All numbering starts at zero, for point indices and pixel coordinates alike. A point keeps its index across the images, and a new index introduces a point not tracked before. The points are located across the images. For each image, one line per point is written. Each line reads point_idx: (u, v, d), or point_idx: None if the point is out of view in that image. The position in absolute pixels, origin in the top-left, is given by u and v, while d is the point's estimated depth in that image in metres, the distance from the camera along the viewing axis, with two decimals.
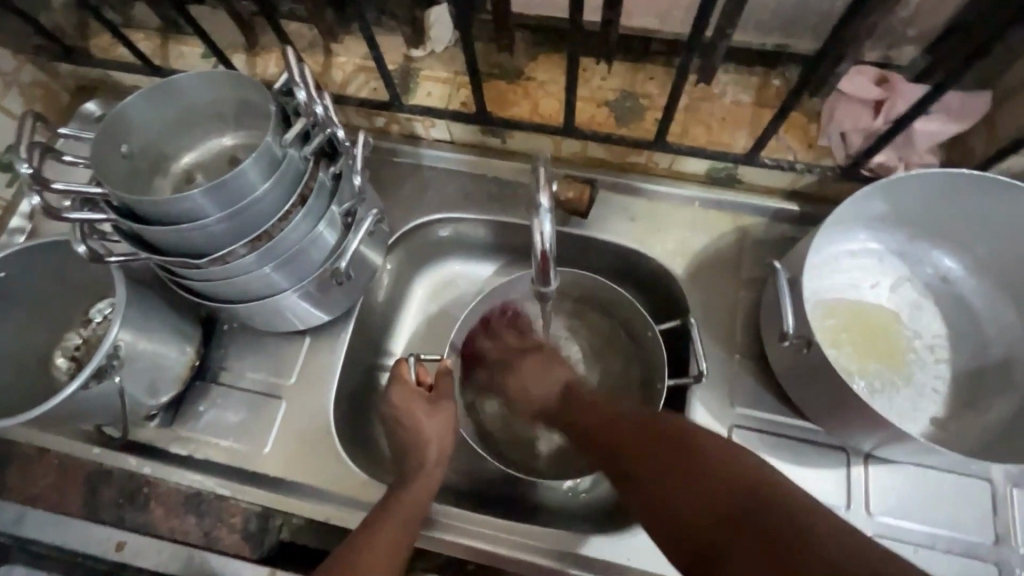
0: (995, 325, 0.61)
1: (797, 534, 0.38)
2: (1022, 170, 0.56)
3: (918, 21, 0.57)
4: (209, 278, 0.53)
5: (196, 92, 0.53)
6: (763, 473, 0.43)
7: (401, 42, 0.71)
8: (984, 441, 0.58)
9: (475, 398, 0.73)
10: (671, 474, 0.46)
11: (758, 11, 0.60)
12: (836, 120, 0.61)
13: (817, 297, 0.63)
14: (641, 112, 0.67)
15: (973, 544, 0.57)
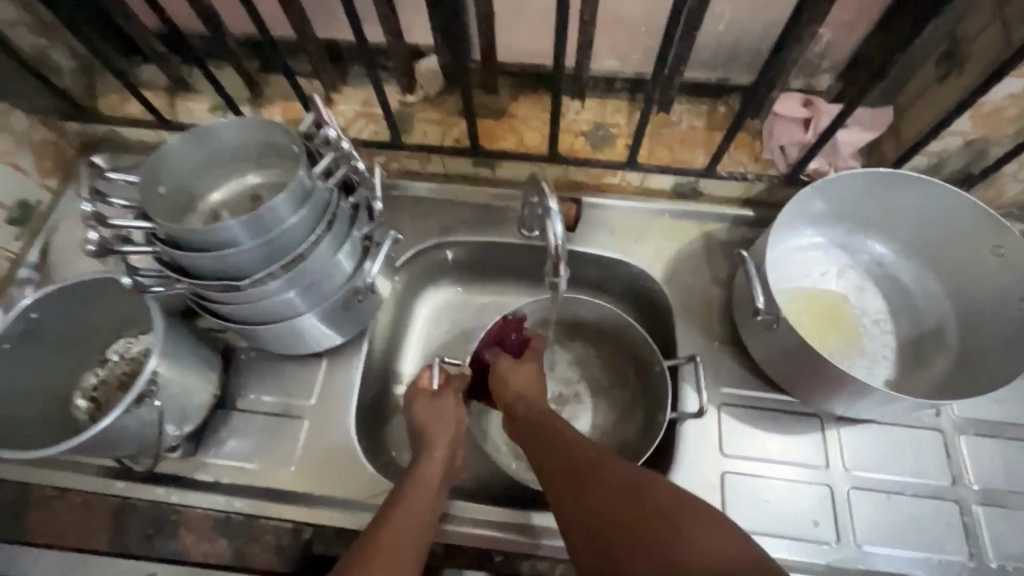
0: (926, 298, 0.72)
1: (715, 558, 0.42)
2: (927, 168, 0.69)
3: (829, 54, 0.70)
4: (242, 301, 0.58)
5: (227, 137, 0.59)
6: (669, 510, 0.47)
7: (396, 89, 0.80)
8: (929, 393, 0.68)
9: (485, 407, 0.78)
10: (592, 491, 0.51)
11: (702, 51, 0.72)
12: (775, 135, 0.73)
13: (778, 287, 0.72)
14: (613, 139, 0.77)
15: (935, 487, 0.65)
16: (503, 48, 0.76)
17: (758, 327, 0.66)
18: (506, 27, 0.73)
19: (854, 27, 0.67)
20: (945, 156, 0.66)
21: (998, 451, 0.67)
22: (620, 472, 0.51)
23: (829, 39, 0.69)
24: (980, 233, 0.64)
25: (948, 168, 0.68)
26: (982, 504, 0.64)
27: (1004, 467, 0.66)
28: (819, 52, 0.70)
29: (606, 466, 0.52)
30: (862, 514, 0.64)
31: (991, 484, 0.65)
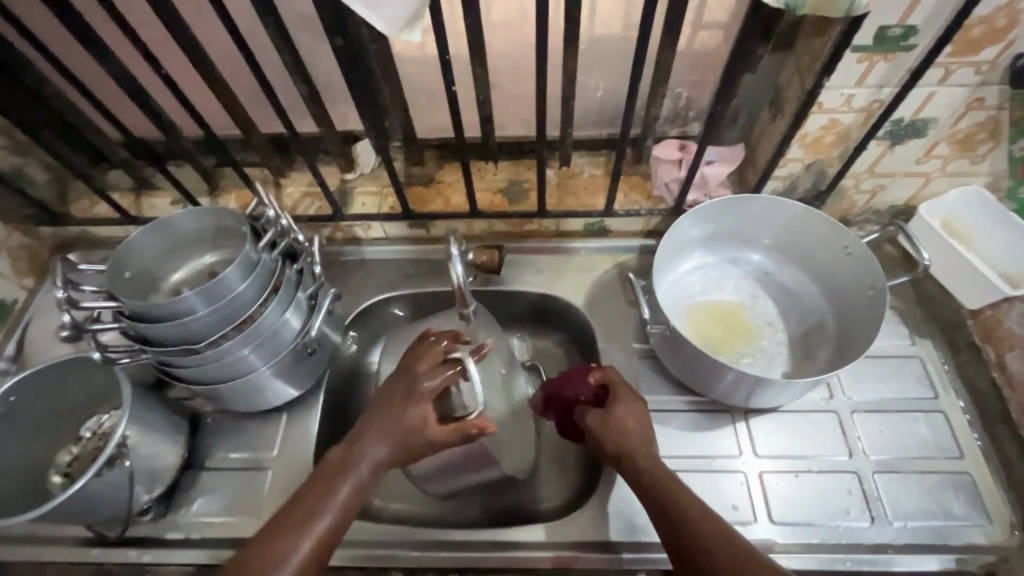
0: (806, 297, 0.83)
1: None
2: (783, 189, 0.82)
3: (692, 106, 0.85)
4: (202, 362, 0.66)
5: (185, 225, 0.69)
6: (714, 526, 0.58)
7: (337, 169, 0.92)
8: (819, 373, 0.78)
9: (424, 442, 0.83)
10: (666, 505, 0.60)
11: (588, 114, 0.87)
12: (658, 175, 0.86)
13: (681, 302, 0.83)
14: (526, 192, 0.90)
15: (836, 461, 0.74)
16: (423, 127, 0.89)
17: (660, 338, 0.75)
18: (423, 110, 0.86)
19: (704, 85, 0.82)
20: (794, 178, 0.80)
21: (887, 424, 0.76)
22: (684, 498, 0.60)
23: (687, 95, 0.84)
24: (830, 238, 0.77)
25: (800, 188, 0.82)
26: (877, 472, 0.73)
27: (893, 437, 0.75)
28: (683, 106, 0.85)
29: (678, 504, 0.60)
30: (774, 493, 0.72)
31: (884, 453, 0.74)
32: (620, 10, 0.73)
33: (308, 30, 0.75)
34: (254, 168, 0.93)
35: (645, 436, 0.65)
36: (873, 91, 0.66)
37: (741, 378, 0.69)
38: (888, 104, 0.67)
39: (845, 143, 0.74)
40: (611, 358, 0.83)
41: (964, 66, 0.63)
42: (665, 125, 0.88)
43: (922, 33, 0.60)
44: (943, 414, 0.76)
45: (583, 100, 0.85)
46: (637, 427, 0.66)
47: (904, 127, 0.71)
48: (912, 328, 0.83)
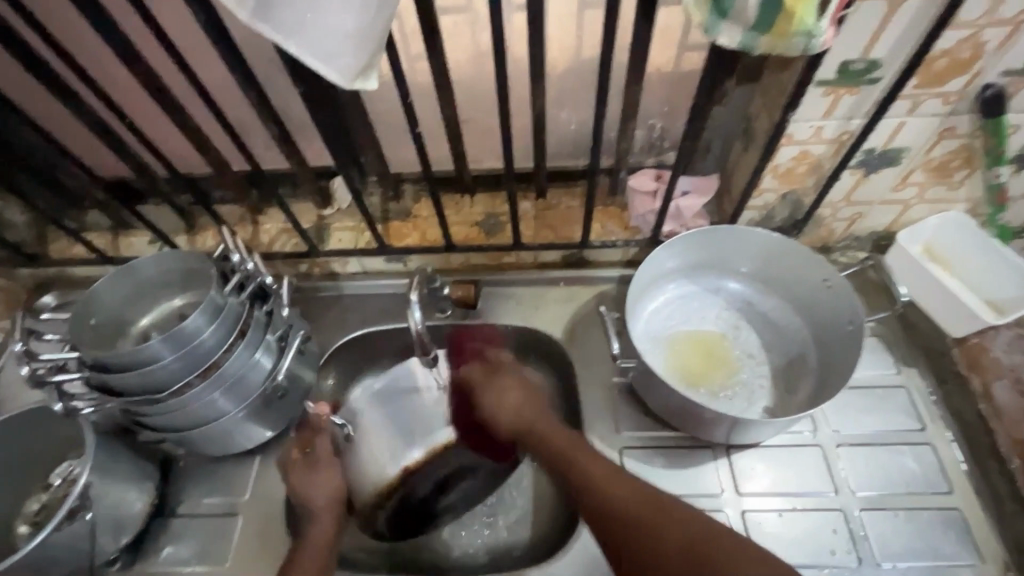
0: (788, 328, 0.82)
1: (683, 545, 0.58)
2: (760, 218, 0.81)
3: (667, 136, 0.84)
4: (168, 410, 0.65)
5: (152, 269, 0.69)
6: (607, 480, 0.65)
7: (313, 205, 0.92)
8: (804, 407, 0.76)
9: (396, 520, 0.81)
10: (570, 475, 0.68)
11: (562, 145, 0.87)
12: (634, 206, 0.85)
13: (660, 334, 0.82)
14: (502, 225, 0.89)
15: (822, 499, 0.71)
16: (399, 162, 0.89)
17: (636, 373, 0.74)
18: (397, 146, 0.86)
19: (677, 116, 0.82)
20: (770, 208, 0.79)
21: (872, 458, 0.74)
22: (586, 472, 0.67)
23: (660, 126, 0.83)
24: (809, 270, 0.76)
25: (778, 217, 0.81)
26: (864, 508, 0.71)
27: (880, 472, 0.73)
28: (657, 136, 0.85)
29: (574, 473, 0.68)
30: (758, 533, 0.70)
31: (870, 488, 0.72)
32: (585, 46, 0.73)
33: (279, 71, 0.76)
34: (231, 206, 0.93)
35: (551, 440, 0.73)
36: (841, 122, 0.66)
37: (719, 417, 0.68)
38: (857, 135, 0.66)
39: (818, 172, 0.73)
40: (589, 393, 0.81)
41: (932, 97, 0.63)
42: (641, 155, 0.87)
43: (885, 67, 0.59)
44: (930, 448, 0.74)
45: (556, 133, 0.85)
46: (541, 429, 0.74)
47: (876, 157, 0.70)
48: (897, 356, 0.81)
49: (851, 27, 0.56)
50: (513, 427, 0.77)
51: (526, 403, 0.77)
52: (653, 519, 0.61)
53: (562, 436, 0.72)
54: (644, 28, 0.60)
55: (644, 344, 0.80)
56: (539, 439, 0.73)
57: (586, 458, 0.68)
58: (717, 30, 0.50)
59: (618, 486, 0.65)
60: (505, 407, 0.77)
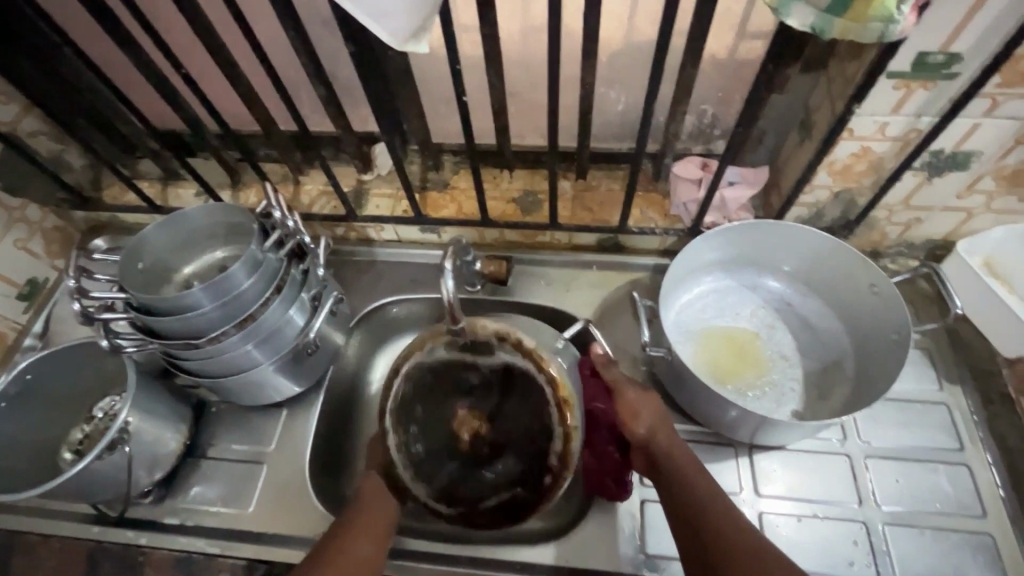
0: (825, 331, 0.79)
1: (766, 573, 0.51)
2: (809, 216, 0.78)
3: (718, 124, 0.81)
4: (204, 357, 0.67)
5: (199, 219, 0.71)
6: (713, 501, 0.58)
7: (354, 170, 0.93)
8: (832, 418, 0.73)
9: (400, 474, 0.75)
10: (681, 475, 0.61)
11: (608, 126, 0.84)
12: (676, 194, 0.82)
13: (692, 325, 0.80)
14: (540, 203, 0.88)
15: (845, 509, 0.69)
16: (442, 132, 0.89)
17: (663, 363, 0.73)
18: (441, 116, 0.86)
19: (730, 103, 0.79)
20: (820, 206, 0.75)
21: (903, 473, 0.71)
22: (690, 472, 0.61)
23: (712, 113, 0.80)
24: (856, 276, 0.73)
25: (827, 216, 0.77)
26: (888, 523, 0.68)
27: (910, 487, 0.70)
28: (707, 123, 0.82)
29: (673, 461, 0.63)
30: (773, 537, 0.68)
31: (897, 504, 0.69)
32: (641, 24, 0.70)
33: (330, 32, 0.75)
34: (276, 164, 0.94)
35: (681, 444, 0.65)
36: (909, 119, 0.62)
37: (745, 416, 0.66)
38: (926, 135, 0.62)
39: (877, 172, 0.69)
40: None
41: (1014, 99, 0.58)
42: (688, 142, 0.84)
43: (967, 62, 0.55)
44: (967, 469, 0.71)
45: (602, 113, 0.82)
46: (675, 445, 0.64)
47: (944, 160, 0.66)
48: (940, 371, 0.77)
49: (933, 18, 0.52)
50: (658, 444, 0.65)
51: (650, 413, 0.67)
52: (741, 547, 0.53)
53: (693, 467, 0.62)
54: (708, 8, 0.57)
55: (676, 336, 0.79)
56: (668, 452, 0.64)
57: (687, 467, 0.62)
58: (787, 12, 0.47)
59: (722, 508, 0.57)
60: (657, 423, 0.66)
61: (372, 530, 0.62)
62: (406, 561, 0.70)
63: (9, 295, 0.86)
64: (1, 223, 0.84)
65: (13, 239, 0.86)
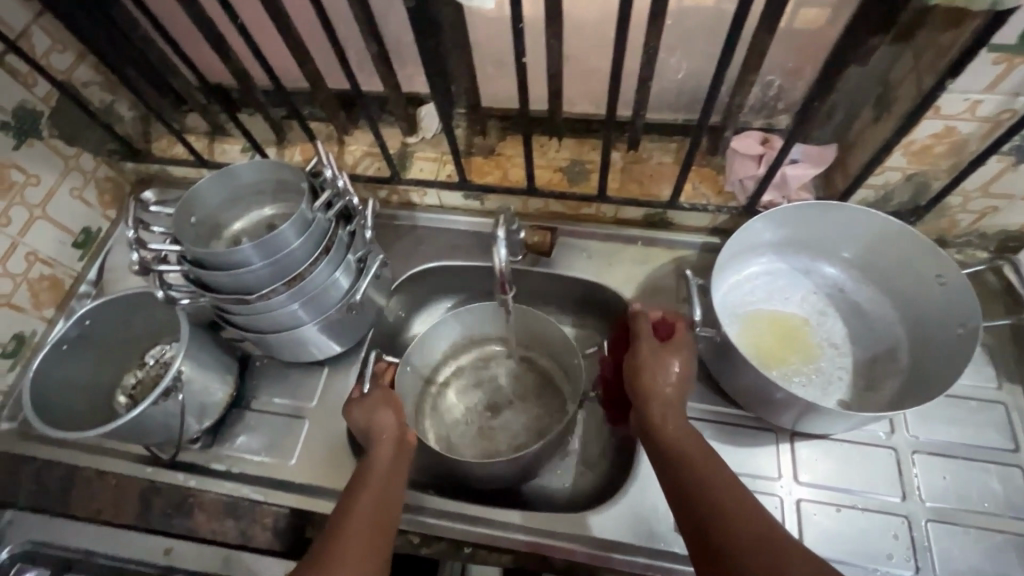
0: (879, 321, 0.76)
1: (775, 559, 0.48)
2: (875, 199, 0.74)
3: (783, 97, 0.77)
4: (254, 312, 0.68)
5: (249, 177, 0.71)
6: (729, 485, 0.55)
7: (399, 132, 0.91)
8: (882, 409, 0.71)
9: (431, 418, 0.85)
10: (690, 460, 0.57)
11: (665, 96, 0.81)
12: (733, 169, 0.79)
13: (739, 306, 0.78)
14: (587, 174, 0.86)
15: (886, 502, 0.68)
16: (491, 96, 0.86)
17: (708, 343, 0.71)
18: (492, 78, 0.83)
19: (799, 75, 0.74)
20: (889, 188, 0.71)
21: (950, 470, 0.69)
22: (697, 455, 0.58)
23: (778, 85, 0.75)
24: (919, 264, 0.69)
25: (896, 199, 0.73)
26: (931, 520, 0.67)
27: (957, 485, 0.69)
28: (771, 96, 0.77)
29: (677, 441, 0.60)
30: (810, 524, 0.67)
31: (942, 501, 0.68)
32: None
33: None
34: (320, 123, 0.93)
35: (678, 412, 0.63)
36: (1005, 98, 0.57)
37: (792, 400, 0.64)
38: (1022, 116, 0.57)
39: (959, 154, 0.65)
40: None
41: None
42: (749, 115, 0.80)
43: None
44: (1020, 471, 0.69)
45: (661, 82, 0.78)
46: (670, 415, 0.62)
47: None
48: (1000, 369, 0.74)
49: None
50: (660, 421, 0.62)
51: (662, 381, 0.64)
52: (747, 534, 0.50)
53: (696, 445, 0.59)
54: None
55: (723, 317, 0.76)
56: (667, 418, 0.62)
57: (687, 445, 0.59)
58: None
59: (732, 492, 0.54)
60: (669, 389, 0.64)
61: (382, 508, 0.60)
62: (425, 517, 0.70)
63: (65, 243, 0.89)
64: (58, 170, 0.86)
65: (68, 187, 0.88)
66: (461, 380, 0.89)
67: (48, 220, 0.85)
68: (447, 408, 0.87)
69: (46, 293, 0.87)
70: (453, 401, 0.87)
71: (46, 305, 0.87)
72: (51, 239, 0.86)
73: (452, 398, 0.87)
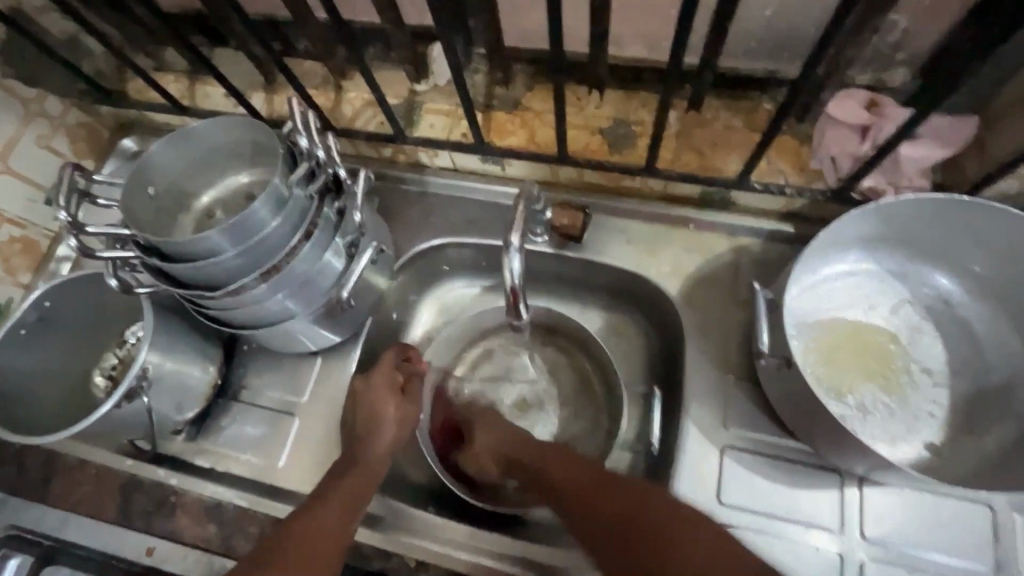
0: (993, 346, 0.60)
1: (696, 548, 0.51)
2: (1019, 192, 0.55)
3: (908, 44, 0.57)
4: (225, 307, 0.58)
5: (217, 137, 0.58)
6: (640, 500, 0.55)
7: (406, 77, 0.75)
8: (981, 470, 0.57)
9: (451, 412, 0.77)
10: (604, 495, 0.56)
11: (743, 40, 0.62)
12: (824, 142, 0.62)
13: (812, 316, 0.63)
14: (634, 138, 0.69)
15: (974, 571, 0.56)
16: (517, 34, 0.69)
17: (767, 367, 0.58)
18: (518, 11, 0.66)
19: (939, 14, 0.54)
20: None
21: None
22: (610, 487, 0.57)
23: (905, 27, 0.56)
24: None
25: None
26: None
27: None
28: (892, 42, 0.57)
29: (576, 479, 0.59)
30: None
31: None
32: None
33: None
34: (314, 63, 0.78)
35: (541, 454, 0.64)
36: None
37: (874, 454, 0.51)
38: None
39: None
40: (699, 369, 0.66)
41: None
42: (854, 68, 0.61)
43: None
44: None
45: (740, 20, 0.60)
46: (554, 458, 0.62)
47: None
48: None
49: None
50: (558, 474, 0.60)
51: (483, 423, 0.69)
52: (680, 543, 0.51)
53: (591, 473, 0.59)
54: None
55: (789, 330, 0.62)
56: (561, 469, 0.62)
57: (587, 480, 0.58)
58: None
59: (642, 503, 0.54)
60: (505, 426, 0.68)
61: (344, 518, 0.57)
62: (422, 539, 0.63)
63: (35, 200, 0.79)
64: (16, 116, 0.74)
65: (33, 136, 0.77)
66: (481, 371, 0.79)
67: (11, 175, 0.75)
68: (467, 401, 0.78)
69: (19, 257, 0.78)
70: (472, 396, 0.78)
71: (21, 270, 0.79)
72: (18, 197, 0.77)
73: (473, 394, 0.78)
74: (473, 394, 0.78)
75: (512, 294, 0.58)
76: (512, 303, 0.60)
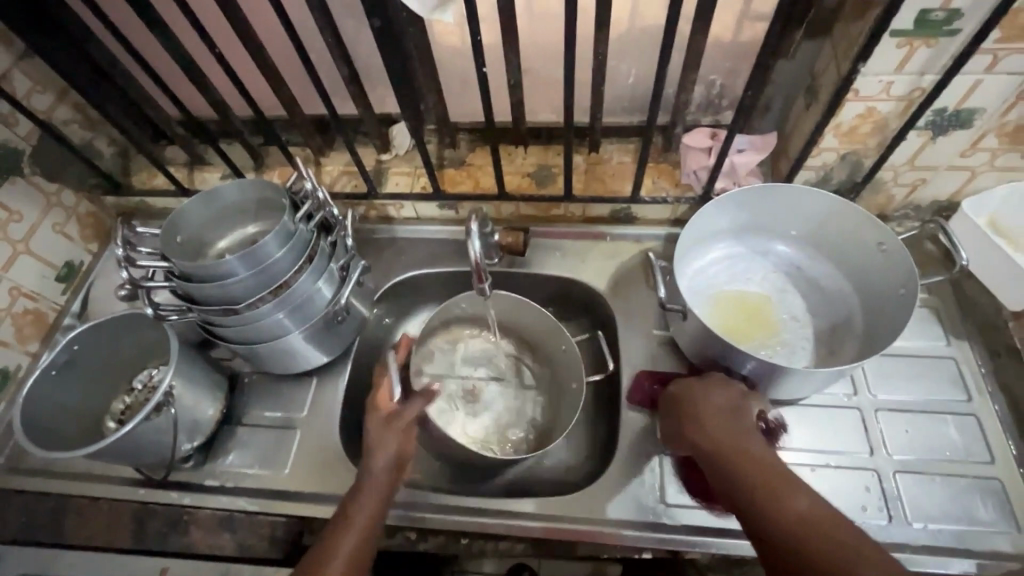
0: (835, 293, 0.82)
1: (811, 530, 0.52)
2: (817, 179, 0.80)
3: (726, 94, 0.84)
4: (239, 323, 0.71)
5: (232, 195, 0.75)
6: (758, 453, 0.60)
7: (374, 150, 0.96)
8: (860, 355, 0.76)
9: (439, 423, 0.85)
10: (726, 440, 0.61)
11: (619, 101, 0.87)
12: (687, 163, 0.85)
13: (706, 289, 0.83)
14: (554, 177, 0.91)
15: (857, 458, 0.72)
16: (459, 110, 0.92)
17: (677, 322, 0.76)
18: (457, 94, 0.89)
19: (737, 73, 0.81)
20: (828, 168, 0.78)
21: (913, 423, 0.74)
22: (725, 428, 0.62)
23: (720, 83, 0.82)
24: (863, 235, 0.75)
25: (835, 179, 0.80)
26: (899, 471, 0.71)
27: (919, 437, 0.73)
28: (715, 93, 0.84)
29: (701, 420, 0.64)
30: None
31: (907, 453, 0.72)
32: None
33: (350, 12, 0.78)
34: (298, 147, 0.98)
35: (754, 433, 0.62)
36: (913, 78, 0.64)
37: (760, 367, 0.68)
38: (929, 92, 0.64)
39: (883, 132, 0.71)
40: (630, 340, 0.83)
41: (1013, 54, 0.60)
42: (697, 113, 0.87)
43: (967, 17, 0.58)
44: (975, 419, 0.74)
45: (614, 87, 0.85)
46: (722, 414, 0.64)
47: (947, 118, 0.68)
48: (947, 329, 0.80)
49: None
50: (712, 438, 0.62)
51: (703, 385, 0.67)
52: (784, 503, 0.55)
53: (734, 425, 0.63)
54: None
55: (691, 299, 0.81)
56: (735, 451, 0.60)
57: (729, 432, 0.62)
58: None
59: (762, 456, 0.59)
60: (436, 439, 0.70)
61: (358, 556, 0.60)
62: (419, 512, 0.71)
63: (48, 277, 0.90)
64: (40, 206, 0.87)
65: (51, 223, 0.90)
66: None
67: (31, 256, 0.87)
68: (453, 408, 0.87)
69: (30, 327, 0.87)
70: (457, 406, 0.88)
71: (30, 339, 0.87)
72: (34, 274, 0.87)
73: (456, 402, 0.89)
74: (457, 401, 0.86)
75: (477, 266, 0.72)
76: (477, 276, 0.74)
